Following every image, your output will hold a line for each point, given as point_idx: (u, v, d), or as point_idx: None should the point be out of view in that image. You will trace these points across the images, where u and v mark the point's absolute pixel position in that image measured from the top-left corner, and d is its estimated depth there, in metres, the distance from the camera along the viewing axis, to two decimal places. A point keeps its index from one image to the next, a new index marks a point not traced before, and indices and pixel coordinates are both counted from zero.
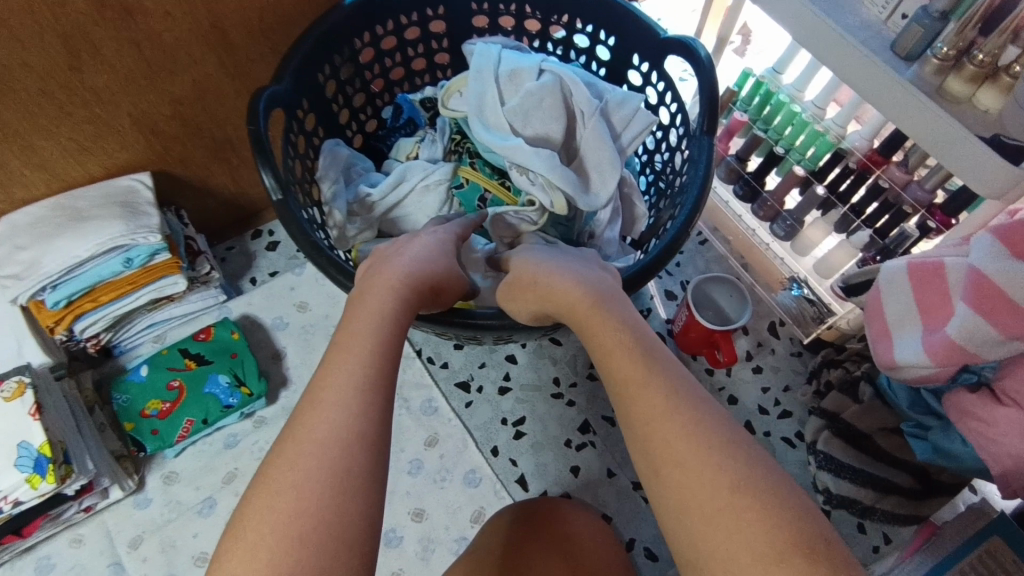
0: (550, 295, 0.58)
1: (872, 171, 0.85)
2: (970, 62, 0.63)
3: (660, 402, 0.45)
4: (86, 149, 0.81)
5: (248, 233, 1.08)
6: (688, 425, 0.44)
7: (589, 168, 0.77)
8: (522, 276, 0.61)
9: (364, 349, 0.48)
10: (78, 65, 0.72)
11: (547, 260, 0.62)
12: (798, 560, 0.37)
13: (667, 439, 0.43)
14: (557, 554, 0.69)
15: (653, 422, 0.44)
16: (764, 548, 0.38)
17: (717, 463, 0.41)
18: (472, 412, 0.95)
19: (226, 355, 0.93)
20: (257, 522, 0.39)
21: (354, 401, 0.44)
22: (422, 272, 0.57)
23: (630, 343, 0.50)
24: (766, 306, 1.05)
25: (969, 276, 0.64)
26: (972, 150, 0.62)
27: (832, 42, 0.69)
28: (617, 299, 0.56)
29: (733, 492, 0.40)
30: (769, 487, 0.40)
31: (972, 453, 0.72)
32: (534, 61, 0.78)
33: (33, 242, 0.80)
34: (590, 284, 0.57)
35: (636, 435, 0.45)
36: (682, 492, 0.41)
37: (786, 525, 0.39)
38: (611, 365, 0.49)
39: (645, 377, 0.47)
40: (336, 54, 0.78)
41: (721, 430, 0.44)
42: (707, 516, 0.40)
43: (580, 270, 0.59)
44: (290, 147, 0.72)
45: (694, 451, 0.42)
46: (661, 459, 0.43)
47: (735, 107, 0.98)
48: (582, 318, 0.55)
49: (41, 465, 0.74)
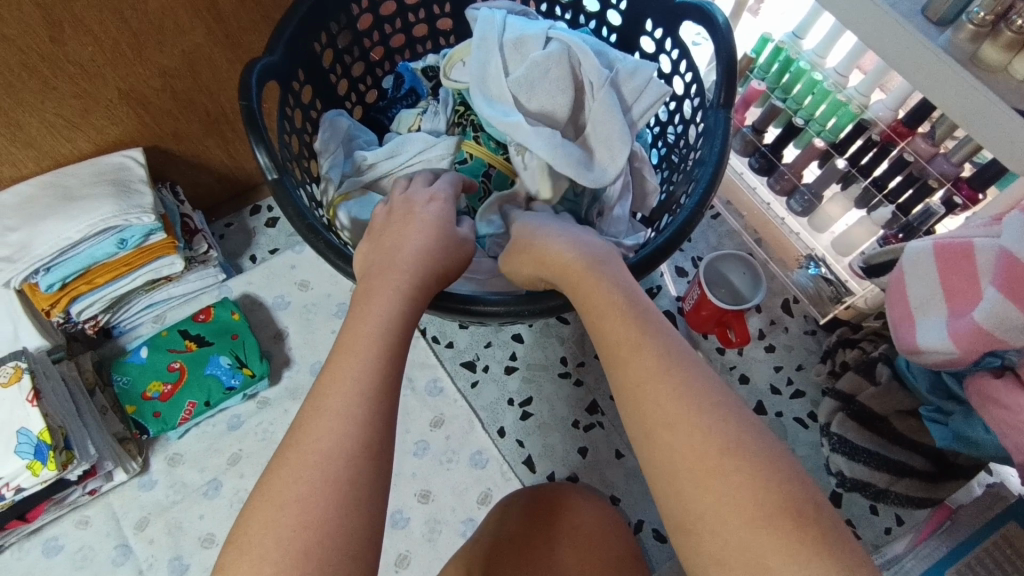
0: (545, 259, 0.54)
1: (896, 143, 0.81)
2: (1008, 28, 0.58)
3: (652, 364, 0.43)
4: (74, 124, 0.78)
5: (246, 209, 1.05)
6: (679, 388, 0.41)
7: (596, 141, 0.72)
8: (522, 243, 0.58)
9: (349, 365, 0.45)
10: (60, 37, 0.68)
11: (548, 224, 0.59)
12: (788, 525, 0.36)
13: (658, 401, 0.41)
14: (570, 545, 0.67)
15: (645, 384, 0.42)
16: (753, 510, 0.36)
17: (707, 423, 0.40)
18: (478, 393, 0.94)
19: (226, 337, 0.91)
20: (261, 534, 0.39)
21: (341, 419, 0.42)
22: (423, 254, 0.54)
23: (623, 298, 0.48)
24: (780, 283, 1.02)
25: (1000, 259, 0.61)
26: (1007, 122, 0.58)
27: (861, 5, 0.64)
28: (609, 263, 0.52)
29: (722, 454, 0.38)
30: (760, 452, 0.39)
31: (994, 441, 0.70)
32: (541, 28, 0.73)
33: (21, 223, 0.77)
34: (585, 250, 0.53)
35: (627, 400, 0.43)
36: (670, 456, 0.39)
37: (776, 488, 0.37)
38: (601, 324, 0.47)
39: (639, 338, 0.45)
40: (333, 21, 0.74)
41: (712, 389, 0.42)
42: (693, 478, 0.38)
43: (576, 236, 0.56)
44: (286, 121, 0.68)
45: (686, 414, 0.40)
46: (650, 419, 0.41)
47: (752, 75, 0.93)
48: (573, 279, 0.51)
49: (41, 452, 0.74)
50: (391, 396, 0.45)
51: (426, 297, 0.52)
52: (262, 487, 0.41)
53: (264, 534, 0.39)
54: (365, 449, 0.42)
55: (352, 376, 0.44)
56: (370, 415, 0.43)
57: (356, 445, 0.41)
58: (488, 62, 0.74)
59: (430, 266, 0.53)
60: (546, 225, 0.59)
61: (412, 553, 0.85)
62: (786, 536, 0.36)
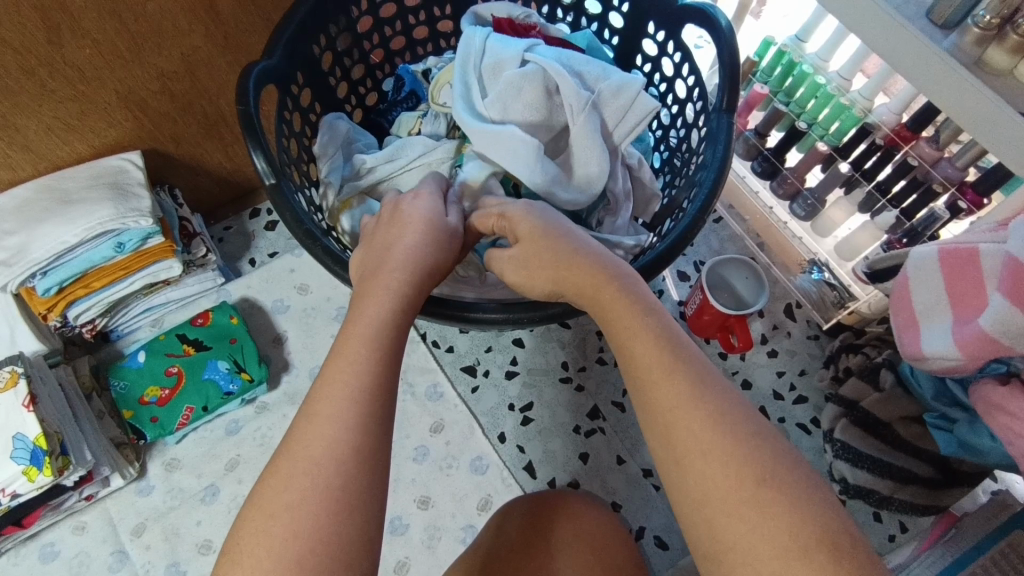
0: (567, 274, 0.51)
1: (900, 147, 0.80)
2: (1014, 31, 0.57)
3: (685, 391, 0.42)
4: (71, 127, 0.78)
5: (245, 212, 1.04)
6: (712, 416, 0.41)
7: (576, 161, 0.71)
8: (533, 248, 0.53)
9: (341, 370, 0.44)
10: (58, 40, 0.67)
11: (569, 232, 0.53)
12: (821, 556, 0.36)
13: (691, 429, 0.41)
14: (579, 552, 0.65)
15: (678, 410, 0.41)
16: (788, 543, 0.37)
17: (739, 451, 0.39)
18: (478, 397, 0.93)
19: (225, 341, 0.90)
20: (256, 544, 0.38)
21: (338, 427, 0.41)
22: (410, 253, 0.52)
23: (656, 331, 0.45)
24: (783, 288, 1.01)
25: (1006, 265, 0.60)
26: (1014, 128, 0.57)
27: (866, 8, 0.63)
28: (637, 282, 0.50)
29: (757, 485, 0.38)
30: (786, 480, 0.39)
31: (999, 449, 0.69)
32: (518, 50, 0.72)
33: (18, 226, 0.77)
34: (608, 265, 0.50)
35: (657, 425, 0.42)
36: (703, 485, 0.39)
37: (810, 521, 0.37)
38: (632, 349, 0.45)
39: (672, 363, 0.43)
40: (333, 23, 0.73)
41: (748, 419, 0.41)
42: (727, 508, 0.38)
43: (601, 249, 0.53)
44: (285, 124, 0.67)
45: (720, 442, 0.40)
46: (682, 447, 0.40)
47: (755, 79, 0.93)
48: (604, 305, 0.48)
49: (37, 457, 0.73)
50: (388, 401, 0.44)
51: (420, 306, 0.51)
52: (258, 496, 0.40)
53: (261, 547, 0.38)
54: (359, 454, 0.41)
55: (349, 382, 0.43)
56: (368, 422, 0.42)
57: (356, 454, 0.41)
58: (468, 83, 0.73)
59: (428, 267, 0.52)
60: (567, 226, 0.54)
61: (411, 560, 0.84)
62: (820, 568, 0.36)
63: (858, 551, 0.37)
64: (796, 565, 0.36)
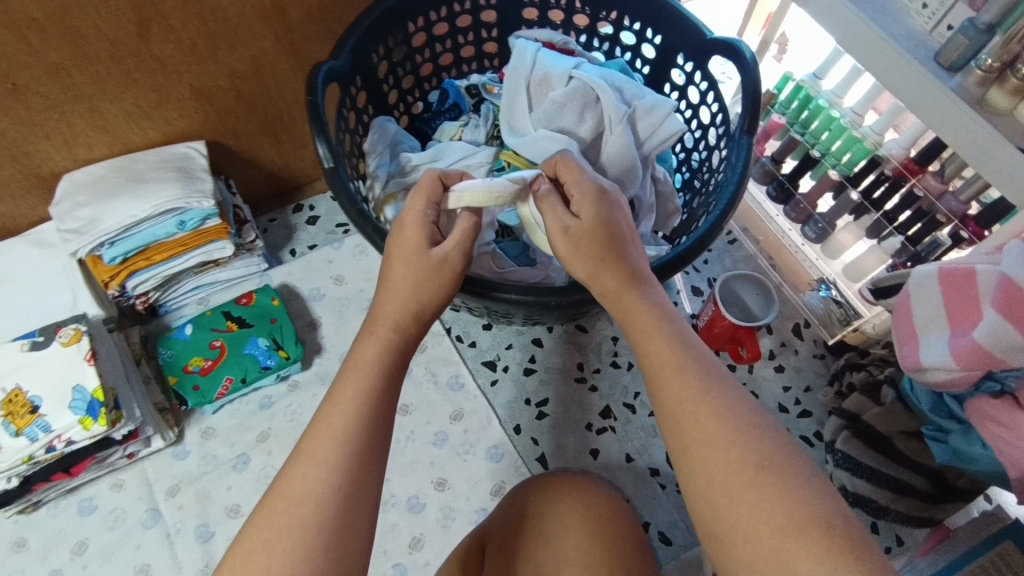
0: (603, 265, 0.55)
1: (907, 179, 0.85)
2: (1015, 75, 0.63)
3: (694, 385, 0.48)
4: (147, 114, 0.86)
5: (290, 206, 1.12)
6: (719, 409, 0.47)
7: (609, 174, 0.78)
8: (582, 241, 0.56)
9: None
10: (147, 34, 0.76)
11: (626, 237, 0.57)
12: (814, 532, 0.41)
13: (698, 419, 0.47)
14: (580, 519, 0.69)
15: (686, 403, 0.47)
16: (784, 521, 0.42)
17: (744, 443, 0.45)
18: (496, 391, 0.98)
19: (265, 320, 0.96)
20: None
21: None
22: (413, 282, 0.55)
23: (670, 335, 0.52)
24: (791, 307, 1.07)
25: (1000, 284, 0.65)
26: (1010, 159, 0.63)
27: (880, 49, 0.70)
28: (657, 293, 0.56)
29: (757, 470, 0.44)
30: (790, 470, 0.44)
31: (991, 456, 0.73)
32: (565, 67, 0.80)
33: (92, 200, 0.85)
34: (637, 266, 0.56)
35: (665, 411, 0.49)
36: (707, 469, 0.45)
37: (804, 502, 0.43)
38: (646, 347, 0.52)
39: (680, 362, 0.50)
40: (391, 36, 0.82)
41: (752, 413, 0.47)
42: (729, 491, 0.44)
43: (637, 257, 0.57)
44: (342, 120, 0.75)
45: (726, 434, 0.46)
46: (690, 436, 0.46)
47: (773, 110, 1.00)
48: (623, 305, 0.55)
49: (93, 408, 0.78)
50: None
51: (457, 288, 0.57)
52: None
53: None
54: None
55: None
56: None
57: None
58: (518, 92, 0.81)
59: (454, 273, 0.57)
60: (623, 235, 0.57)
61: (425, 537, 0.88)
62: (813, 542, 0.41)
63: (849, 526, 0.42)
64: (790, 538, 0.41)
